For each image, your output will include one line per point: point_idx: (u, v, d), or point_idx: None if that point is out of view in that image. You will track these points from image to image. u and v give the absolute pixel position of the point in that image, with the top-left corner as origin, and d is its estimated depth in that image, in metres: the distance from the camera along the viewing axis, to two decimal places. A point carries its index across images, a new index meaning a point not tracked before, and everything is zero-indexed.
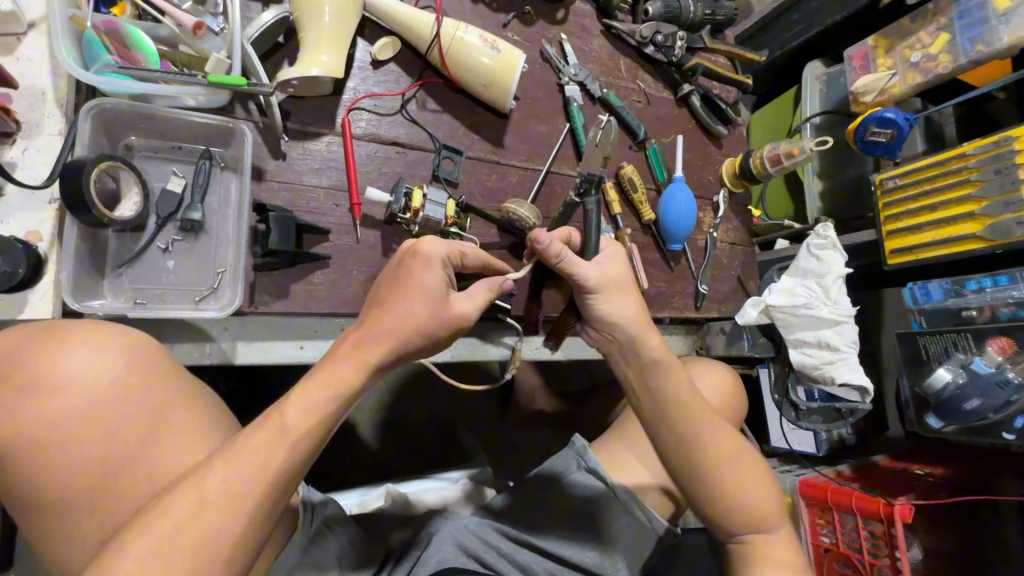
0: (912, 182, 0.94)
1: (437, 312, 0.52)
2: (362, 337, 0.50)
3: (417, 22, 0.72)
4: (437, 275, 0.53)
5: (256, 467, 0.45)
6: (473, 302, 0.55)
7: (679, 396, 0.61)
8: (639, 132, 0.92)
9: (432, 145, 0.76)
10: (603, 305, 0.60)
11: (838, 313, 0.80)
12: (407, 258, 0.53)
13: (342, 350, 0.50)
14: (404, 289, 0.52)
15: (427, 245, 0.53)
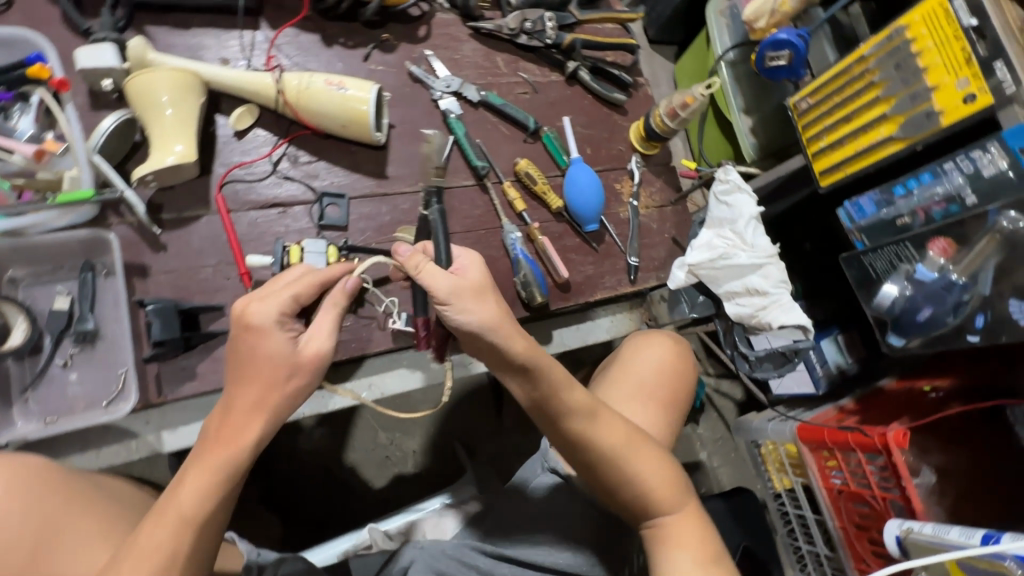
0: (822, 98, 0.90)
1: (295, 367, 0.51)
2: (243, 421, 0.49)
3: (262, 84, 0.74)
4: (281, 338, 0.50)
5: (163, 560, 0.46)
6: (325, 334, 0.52)
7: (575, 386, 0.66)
8: (528, 123, 0.91)
9: (312, 196, 0.78)
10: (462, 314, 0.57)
11: (758, 256, 0.77)
12: (243, 340, 0.50)
13: (223, 431, 0.49)
14: (259, 363, 0.50)
15: (254, 307, 0.50)
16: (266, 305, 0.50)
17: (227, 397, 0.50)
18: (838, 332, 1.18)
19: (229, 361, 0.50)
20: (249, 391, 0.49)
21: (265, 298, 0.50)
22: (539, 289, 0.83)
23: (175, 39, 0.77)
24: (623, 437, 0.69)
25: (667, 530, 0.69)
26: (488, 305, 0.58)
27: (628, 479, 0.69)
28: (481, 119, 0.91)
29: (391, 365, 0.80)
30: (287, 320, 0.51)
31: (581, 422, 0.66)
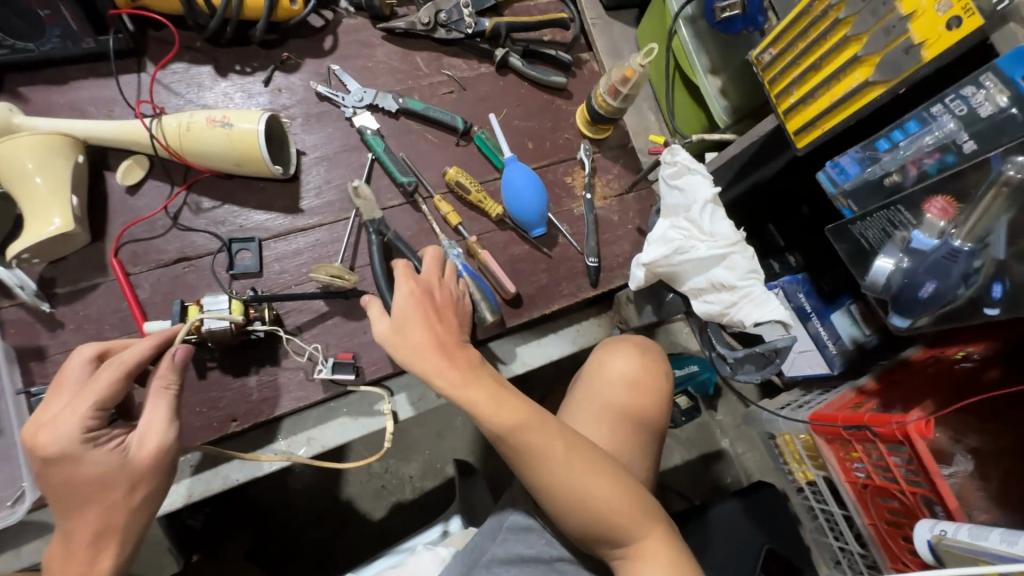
0: (786, 47, 0.77)
1: (129, 476, 0.49)
2: (96, 550, 0.49)
3: (138, 132, 0.67)
4: (101, 454, 0.48)
5: None
6: (160, 423, 0.51)
7: (507, 402, 0.59)
8: (456, 125, 0.82)
9: (219, 244, 0.71)
10: (394, 352, 0.57)
11: (720, 245, 0.66)
12: (55, 471, 0.47)
13: (70, 565, 0.48)
14: (101, 483, 0.48)
15: (49, 437, 0.47)
16: (59, 431, 0.47)
17: (67, 527, 0.48)
18: (851, 302, 1.05)
19: (51, 494, 0.48)
20: (87, 515, 0.48)
21: (60, 422, 0.47)
22: (490, 307, 0.74)
23: (54, 97, 0.71)
24: (578, 464, 0.61)
25: (640, 561, 0.61)
26: (409, 340, 0.57)
27: (578, 502, 0.60)
28: (404, 129, 0.83)
29: (328, 416, 0.73)
30: (98, 433, 0.49)
31: (524, 452, 0.60)
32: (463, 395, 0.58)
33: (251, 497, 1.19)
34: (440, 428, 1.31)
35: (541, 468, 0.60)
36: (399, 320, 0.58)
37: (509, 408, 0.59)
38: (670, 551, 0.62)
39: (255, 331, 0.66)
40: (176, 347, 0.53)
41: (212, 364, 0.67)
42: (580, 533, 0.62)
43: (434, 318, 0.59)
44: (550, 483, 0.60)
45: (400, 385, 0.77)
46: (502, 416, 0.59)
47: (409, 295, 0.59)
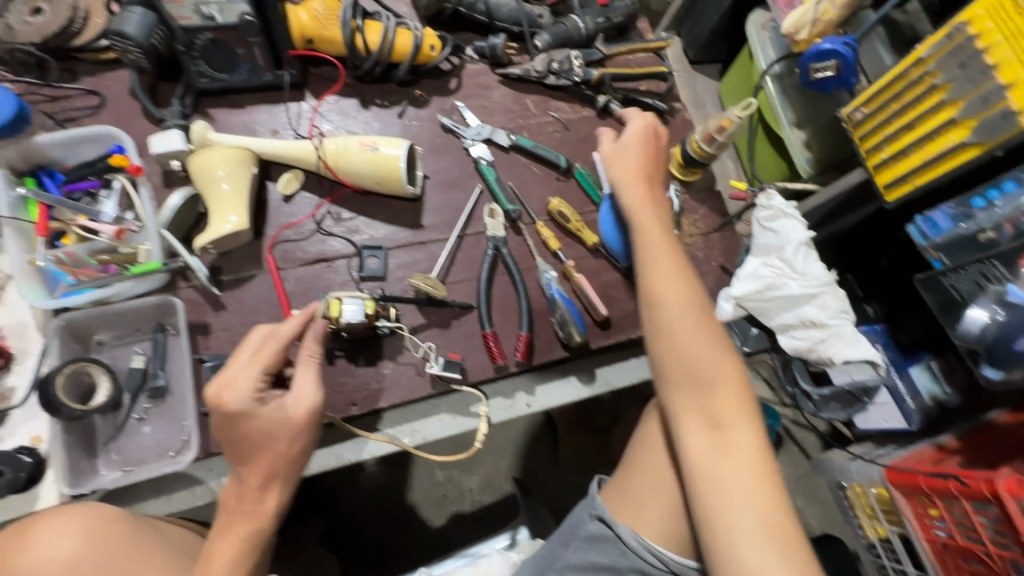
0: (878, 107, 0.83)
1: (291, 434, 0.59)
2: (262, 493, 0.59)
3: (303, 151, 0.80)
4: (267, 410, 0.58)
5: None
6: (311, 388, 0.60)
7: (664, 237, 0.73)
8: (559, 162, 0.91)
9: (353, 250, 0.82)
10: (614, 161, 0.80)
11: (811, 285, 0.71)
12: (235, 423, 0.57)
13: (245, 502, 0.58)
14: (273, 434, 0.58)
15: (230, 395, 0.56)
16: (239, 390, 0.57)
17: (239, 471, 0.58)
18: (931, 358, 1.06)
19: (229, 442, 0.58)
20: (256, 464, 0.58)
21: (240, 382, 0.57)
22: (577, 329, 0.81)
23: (233, 117, 0.86)
24: (703, 331, 0.67)
25: (720, 450, 0.62)
26: (626, 160, 0.79)
27: (692, 343, 0.66)
28: (513, 162, 0.92)
29: (430, 412, 0.81)
30: (264, 393, 0.58)
31: (659, 295, 0.69)
32: (644, 219, 0.74)
33: (323, 491, 1.27)
34: (500, 446, 1.34)
35: (671, 312, 0.68)
36: (614, 149, 0.80)
37: (665, 249, 0.72)
38: (759, 463, 0.61)
39: (383, 326, 0.76)
40: (321, 321, 0.63)
41: (339, 353, 0.77)
42: (678, 384, 0.66)
43: (651, 157, 0.81)
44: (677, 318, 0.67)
45: (493, 391, 0.83)
46: (658, 265, 0.71)
47: (640, 129, 0.81)
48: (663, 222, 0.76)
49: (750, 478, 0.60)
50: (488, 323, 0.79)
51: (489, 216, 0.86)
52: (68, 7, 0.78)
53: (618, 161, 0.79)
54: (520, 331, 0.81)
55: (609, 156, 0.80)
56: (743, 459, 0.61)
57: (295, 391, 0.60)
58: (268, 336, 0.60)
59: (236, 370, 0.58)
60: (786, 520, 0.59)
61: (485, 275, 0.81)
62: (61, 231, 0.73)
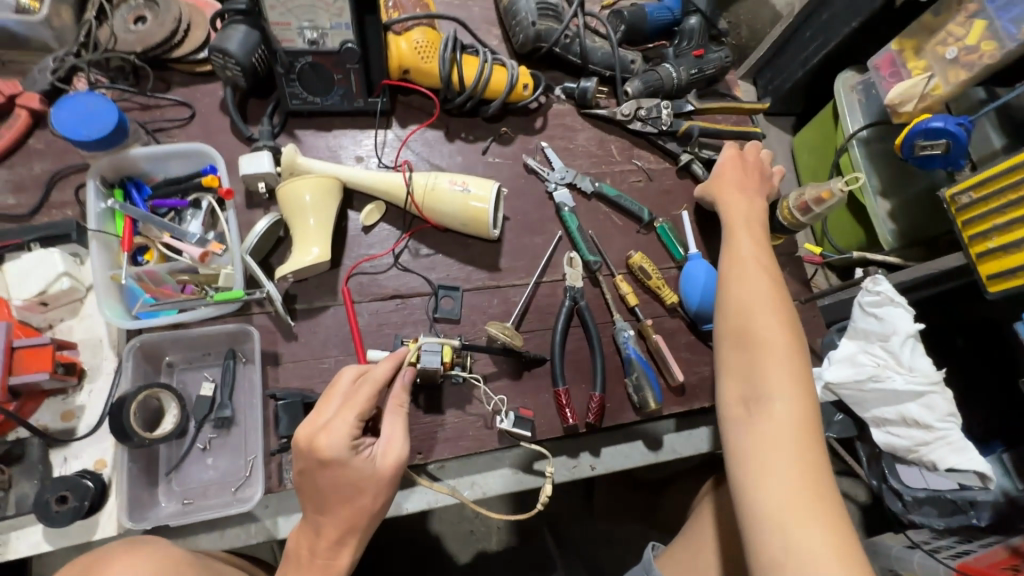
0: (987, 197, 0.79)
1: (380, 488, 0.56)
2: (340, 547, 0.56)
3: (394, 185, 0.78)
4: (359, 460, 0.55)
5: None
6: (399, 439, 0.58)
7: (744, 233, 0.75)
8: (642, 215, 0.88)
9: (429, 289, 0.80)
10: (710, 183, 0.85)
11: (919, 382, 0.66)
12: (328, 472, 0.54)
13: (319, 553, 0.56)
14: (359, 484, 0.55)
15: (326, 441, 0.54)
16: (333, 436, 0.54)
17: (317, 521, 0.56)
18: (1004, 450, 1.01)
19: (313, 492, 0.56)
20: (341, 513, 0.56)
21: (337, 426, 0.55)
22: (653, 394, 0.77)
23: (318, 140, 0.84)
24: (774, 311, 0.65)
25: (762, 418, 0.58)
26: (719, 180, 0.83)
27: (755, 319, 0.64)
28: (594, 210, 0.90)
29: (493, 464, 0.78)
30: (357, 441, 0.56)
31: (733, 275, 0.69)
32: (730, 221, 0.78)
33: None
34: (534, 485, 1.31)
35: (741, 289, 0.67)
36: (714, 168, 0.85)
37: (744, 245, 0.73)
38: (808, 442, 0.56)
39: (457, 373, 0.74)
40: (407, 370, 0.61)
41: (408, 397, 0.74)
42: (736, 355, 0.63)
43: (747, 179, 0.83)
44: (741, 295, 0.67)
45: (557, 447, 0.80)
46: (742, 254, 0.72)
47: (731, 152, 0.85)
48: (756, 226, 0.77)
49: (796, 451, 0.55)
50: (563, 380, 0.75)
51: (568, 266, 0.83)
52: (173, 19, 0.78)
53: (715, 183, 0.84)
54: (593, 391, 0.78)
55: (709, 179, 0.85)
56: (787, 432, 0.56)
57: (383, 441, 0.58)
58: (356, 380, 0.58)
59: (331, 415, 0.56)
60: (829, 505, 0.52)
61: (560, 330, 0.78)
62: (143, 246, 0.71)
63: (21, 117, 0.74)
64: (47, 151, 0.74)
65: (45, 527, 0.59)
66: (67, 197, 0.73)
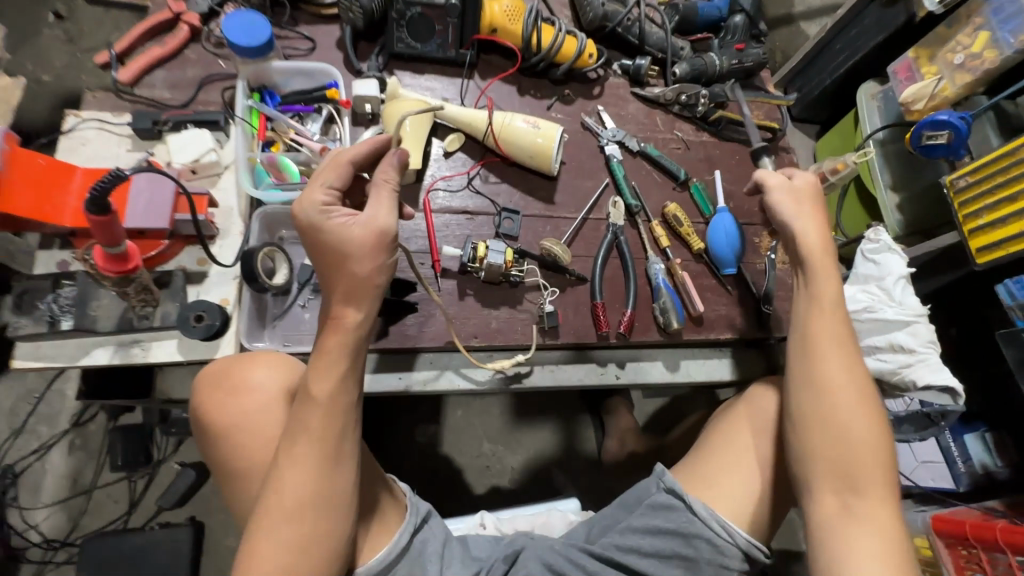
0: (983, 177, 0.91)
1: (365, 253, 0.62)
2: (342, 309, 0.63)
3: (476, 119, 0.93)
4: (336, 222, 0.63)
5: (314, 432, 0.59)
6: (381, 211, 0.63)
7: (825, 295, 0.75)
8: (679, 174, 1.02)
9: (495, 210, 0.94)
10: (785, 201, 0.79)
11: (907, 313, 0.78)
12: (311, 233, 0.63)
13: (330, 320, 0.63)
14: (341, 246, 0.62)
15: (303, 208, 0.63)
16: (308, 205, 0.63)
17: (325, 284, 0.64)
18: (987, 429, 1.09)
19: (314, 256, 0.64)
20: (338, 278, 0.63)
21: (310, 192, 0.63)
22: (677, 316, 0.90)
23: (410, 79, 0.99)
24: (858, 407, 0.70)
25: (855, 517, 0.66)
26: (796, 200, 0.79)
27: (837, 417, 0.69)
28: (638, 166, 1.04)
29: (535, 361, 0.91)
30: (331, 208, 0.64)
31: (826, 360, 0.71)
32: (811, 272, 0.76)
33: (383, 438, 1.36)
34: (549, 433, 1.44)
35: (831, 384, 0.70)
36: (795, 190, 0.79)
37: (822, 316, 0.74)
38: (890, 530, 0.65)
39: (515, 274, 0.87)
40: (393, 151, 0.66)
41: (470, 292, 0.88)
42: (819, 444, 0.69)
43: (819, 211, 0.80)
44: (823, 380, 0.71)
45: (589, 357, 0.93)
46: (823, 332, 0.73)
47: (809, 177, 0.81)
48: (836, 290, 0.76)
49: (881, 546, 0.64)
50: (601, 294, 0.89)
51: (611, 206, 0.98)
52: None
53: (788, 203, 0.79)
54: (626, 308, 0.91)
55: (787, 191, 0.79)
56: (878, 527, 0.65)
57: (366, 213, 0.64)
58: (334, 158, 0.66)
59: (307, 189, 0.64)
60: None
61: (602, 256, 0.91)
62: (270, 141, 0.87)
63: (183, 31, 0.90)
64: (198, 60, 0.90)
65: (181, 339, 0.73)
66: (211, 97, 0.88)
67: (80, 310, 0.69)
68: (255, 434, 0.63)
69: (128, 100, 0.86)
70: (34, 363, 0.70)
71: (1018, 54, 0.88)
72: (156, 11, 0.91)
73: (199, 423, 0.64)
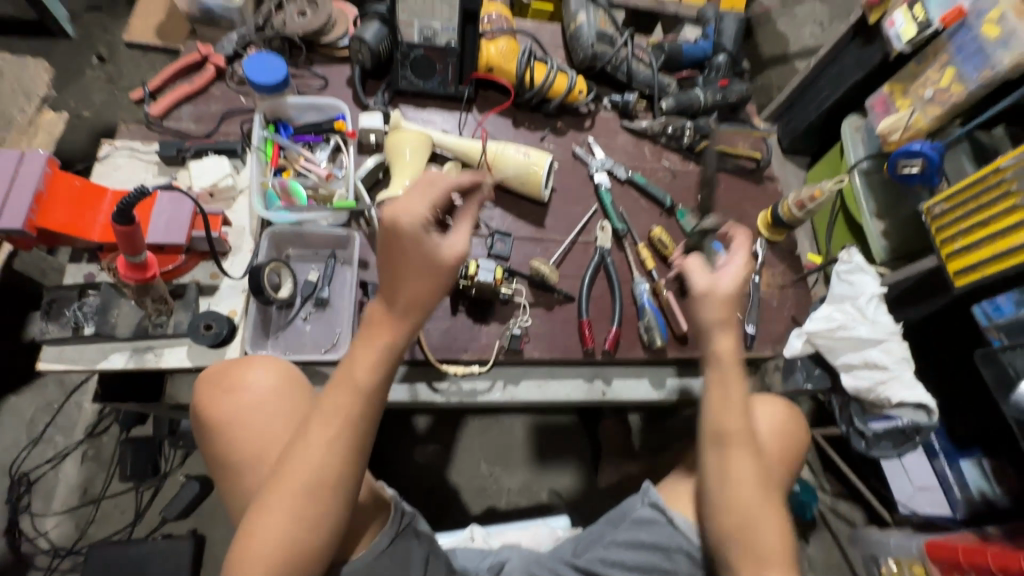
0: (957, 204, 0.95)
1: (442, 279, 0.64)
2: (396, 315, 0.66)
3: (473, 148, 1.01)
4: (429, 238, 0.63)
5: (344, 417, 0.64)
6: (463, 239, 0.66)
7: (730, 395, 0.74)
8: (665, 201, 1.08)
9: (488, 232, 1.00)
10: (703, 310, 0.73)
11: (879, 331, 0.82)
12: (397, 238, 0.63)
13: (382, 320, 0.66)
14: (427, 263, 0.63)
15: (407, 218, 0.62)
16: (412, 216, 0.63)
17: (389, 293, 0.65)
18: (983, 455, 1.08)
19: (390, 263, 0.64)
20: (409, 287, 0.64)
21: (412, 204, 0.64)
22: (660, 334, 0.94)
23: (415, 114, 1.07)
24: (762, 498, 0.73)
25: None
26: (715, 308, 0.72)
27: (742, 514, 0.72)
28: (626, 193, 1.09)
29: (522, 376, 0.95)
30: (429, 226, 0.64)
31: (739, 457, 0.73)
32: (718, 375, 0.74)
33: (381, 456, 1.39)
34: (544, 456, 1.46)
35: (735, 485, 0.72)
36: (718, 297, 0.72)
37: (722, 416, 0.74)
38: None
39: (504, 291, 0.92)
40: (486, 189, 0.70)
41: (461, 308, 0.93)
42: (728, 535, 0.72)
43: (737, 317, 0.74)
44: (731, 477, 0.73)
45: (576, 373, 0.96)
46: (722, 432, 0.74)
47: (738, 273, 0.72)
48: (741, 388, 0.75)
49: None
50: (587, 311, 0.93)
51: (600, 229, 1.03)
52: (326, 15, 1.05)
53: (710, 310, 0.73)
54: (611, 326, 0.95)
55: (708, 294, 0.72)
56: None
57: (449, 238, 0.66)
58: (440, 175, 0.67)
59: (411, 200, 0.64)
60: None
61: (589, 276, 0.96)
62: (281, 167, 0.95)
63: (210, 71, 1.00)
64: (222, 96, 1.00)
65: (191, 345, 0.79)
66: (232, 129, 0.97)
67: (102, 316, 0.76)
68: (249, 430, 0.67)
69: (158, 131, 0.95)
70: (57, 365, 0.75)
71: (982, 87, 0.93)
72: (188, 54, 1.02)
73: (197, 418, 0.69)
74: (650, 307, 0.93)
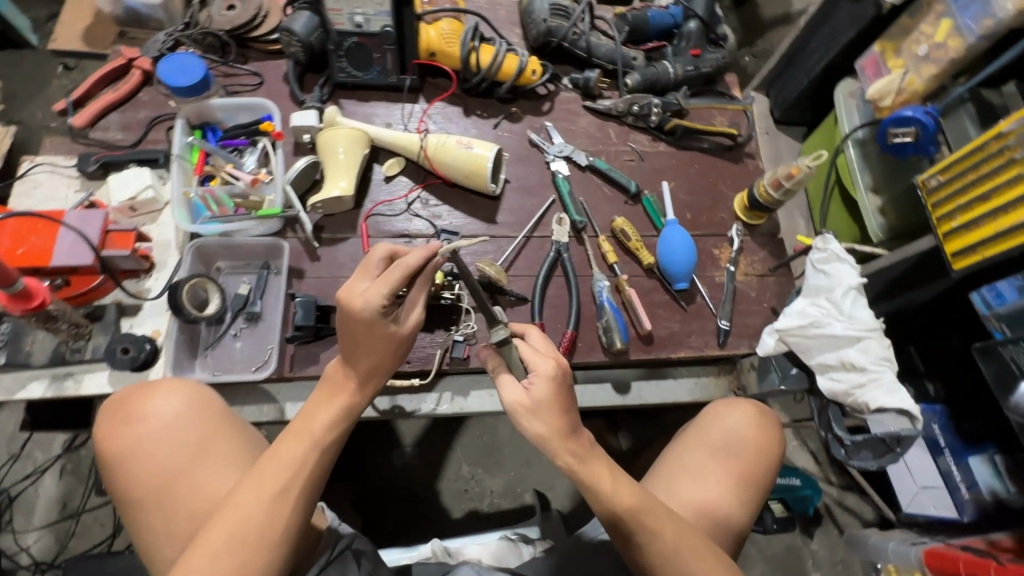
0: (955, 176, 0.83)
1: (399, 345, 0.66)
2: (354, 377, 0.66)
3: (412, 141, 0.93)
4: (387, 322, 0.63)
5: (290, 467, 0.61)
6: (422, 305, 0.67)
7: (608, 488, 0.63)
8: (629, 186, 0.99)
9: (433, 232, 0.93)
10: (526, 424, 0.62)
11: (857, 327, 0.73)
12: (353, 320, 0.62)
13: (340, 378, 0.66)
14: (388, 339, 0.64)
15: (364, 306, 0.61)
16: (369, 301, 0.61)
17: (349, 359, 0.65)
18: (996, 451, 0.98)
19: (348, 338, 0.64)
20: (367, 359, 0.65)
21: (368, 291, 0.62)
22: (620, 336, 0.86)
23: (357, 108, 1.01)
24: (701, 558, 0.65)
25: None
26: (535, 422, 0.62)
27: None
28: (588, 180, 1.01)
29: (472, 385, 0.89)
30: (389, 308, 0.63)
31: (662, 530, 0.64)
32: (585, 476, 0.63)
33: (358, 463, 1.36)
34: (528, 456, 1.41)
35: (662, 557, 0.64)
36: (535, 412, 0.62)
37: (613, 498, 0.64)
38: None
39: (446, 297, 0.86)
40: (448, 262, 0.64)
41: None
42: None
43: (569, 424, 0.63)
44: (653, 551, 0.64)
45: None
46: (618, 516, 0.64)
47: (549, 375, 0.62)
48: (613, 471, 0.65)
49: None
50: (537, 313, 0.87)
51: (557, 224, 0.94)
52: (254, 7, 0.98)
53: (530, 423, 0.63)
54: (567, 328, 0.88)
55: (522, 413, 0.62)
56: None
57: (407, 305, 0.66)
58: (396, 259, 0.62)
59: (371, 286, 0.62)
60: None
61: (542, 275, 0.88)
62: (209, 175, 0.89)
63: (134, 76, 0.95)
64: (150, 101, 0.95)
65: (111, 370, 0.76)
66: (159, 136, 0.92)
67: (13, 346, 0.74)
68: (152, 463, 0.62)
69: (83, 144, 0.91)
70: None
71: (983, 40, 0.82)
72: (113, 59, 0.97)
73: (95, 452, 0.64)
74: (605, 307, 0.85)
